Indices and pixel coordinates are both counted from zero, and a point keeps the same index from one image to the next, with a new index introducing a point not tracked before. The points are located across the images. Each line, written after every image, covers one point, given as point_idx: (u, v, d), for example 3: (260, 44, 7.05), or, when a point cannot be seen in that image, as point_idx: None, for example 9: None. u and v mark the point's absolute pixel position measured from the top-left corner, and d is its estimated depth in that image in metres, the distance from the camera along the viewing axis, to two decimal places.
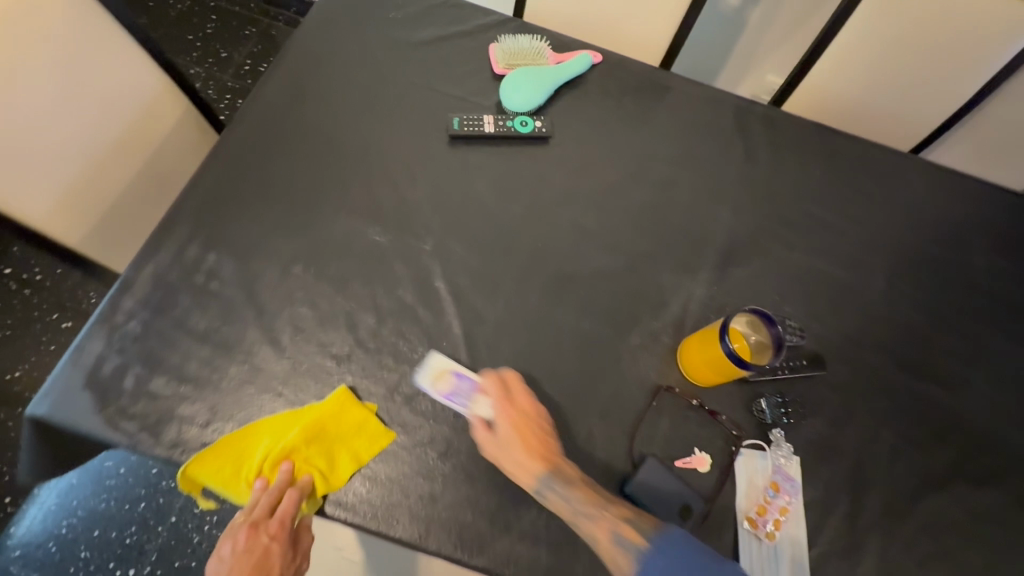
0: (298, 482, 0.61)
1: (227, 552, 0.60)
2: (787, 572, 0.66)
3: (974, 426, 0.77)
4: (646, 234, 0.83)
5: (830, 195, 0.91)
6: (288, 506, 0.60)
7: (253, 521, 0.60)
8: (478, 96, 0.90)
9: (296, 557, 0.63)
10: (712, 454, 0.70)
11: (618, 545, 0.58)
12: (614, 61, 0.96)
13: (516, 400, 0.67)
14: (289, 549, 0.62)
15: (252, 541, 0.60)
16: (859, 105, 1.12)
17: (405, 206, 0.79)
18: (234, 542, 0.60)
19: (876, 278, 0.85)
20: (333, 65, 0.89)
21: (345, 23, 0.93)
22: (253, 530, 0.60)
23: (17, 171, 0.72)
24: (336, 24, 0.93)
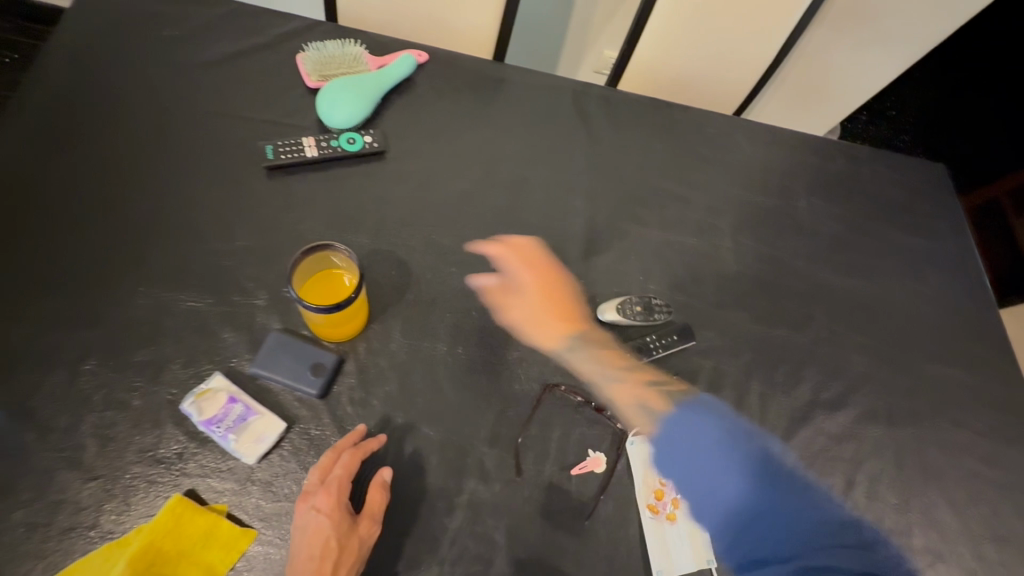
0: (352, 458, 0.59)
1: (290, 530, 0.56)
2: (689, 553, 0.67)
3: (823, 360, 0.85)
4: (505, 240, 0.79)
5: (674, 168, 0.93)
6: (341, 471, 0.58)
7: (305, 490, 0.57)
8: (293, 116, 0.78)
9: (360, 533, 0.57)
10: (606, 452, 0.70)
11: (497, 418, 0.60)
12: (442, 58, 0.90)
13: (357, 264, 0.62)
14: (348, 521, 0.56)
15: (304, 515, 0.56)
16: (683, 82, 1.20)
17: (222, 258, 0.68)
18: (294, 520, 0.56)
19: (725, 240, 0.90)
20: (102, 102, 0.74)
21: (105, 49, 0.77)
22: (304, 500, 0.56)
23: None
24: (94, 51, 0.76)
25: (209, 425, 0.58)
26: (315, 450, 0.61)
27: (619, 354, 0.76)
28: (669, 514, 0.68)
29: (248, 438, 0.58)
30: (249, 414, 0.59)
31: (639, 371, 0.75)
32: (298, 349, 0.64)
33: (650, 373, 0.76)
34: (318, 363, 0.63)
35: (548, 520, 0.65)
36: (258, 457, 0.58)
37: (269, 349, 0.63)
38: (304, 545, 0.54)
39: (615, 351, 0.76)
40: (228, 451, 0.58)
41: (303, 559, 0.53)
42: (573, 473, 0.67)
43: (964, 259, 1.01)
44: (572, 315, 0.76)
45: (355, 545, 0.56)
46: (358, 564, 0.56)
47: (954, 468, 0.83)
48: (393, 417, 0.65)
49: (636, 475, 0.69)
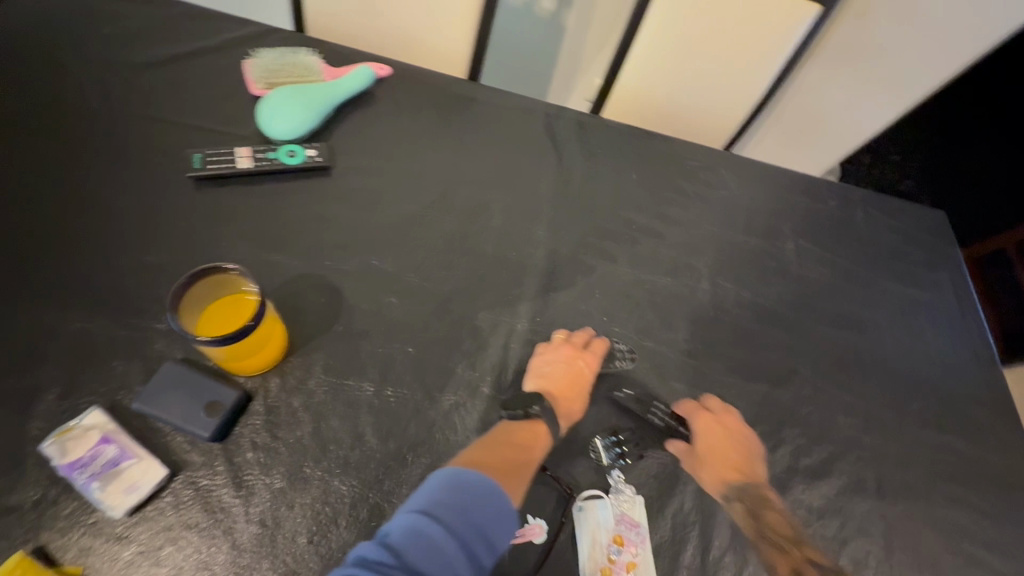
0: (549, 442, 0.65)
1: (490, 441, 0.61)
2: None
3: (805, 421, 0.76)
4: (454, 269, 0.72)
5: (650, 202, 0.87)
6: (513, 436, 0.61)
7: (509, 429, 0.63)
8: (231, 124, 0.72)
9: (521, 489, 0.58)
10: (548, 518, 0.61)
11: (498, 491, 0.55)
12: (405, 72, 0.85)
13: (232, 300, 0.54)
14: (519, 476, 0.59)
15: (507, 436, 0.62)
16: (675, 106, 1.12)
17: (129, 275, 0.61)
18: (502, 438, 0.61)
19: (701, 281, 0.82)
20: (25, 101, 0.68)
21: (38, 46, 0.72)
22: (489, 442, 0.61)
23: None
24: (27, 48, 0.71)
25: (70, 471, 0.50)
26: (200, 503, 0.52)
27: (771, 511, 0.68)
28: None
29: (120, 487, 0.50)
30: (124, 458, 0.51)
31: (785, 531, 0.68)
32: (194, 383, 0.55)
33: (794, 536, 0.68)
34: (215, 401, 0.55)
35: None
36: (128, 510, 0.50)
37: (158, 382, 0.55)
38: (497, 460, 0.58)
39: (770, 506, 0.69)
40: (92, 502, 0.50)
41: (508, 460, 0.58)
42: (507, 542, 0.58)
43: (963, 312, 0.94)
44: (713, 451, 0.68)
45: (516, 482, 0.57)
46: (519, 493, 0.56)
47: (952, 552, 0.73)
48: (299, 467, 0.56)
49: (581, 547, 0.60)
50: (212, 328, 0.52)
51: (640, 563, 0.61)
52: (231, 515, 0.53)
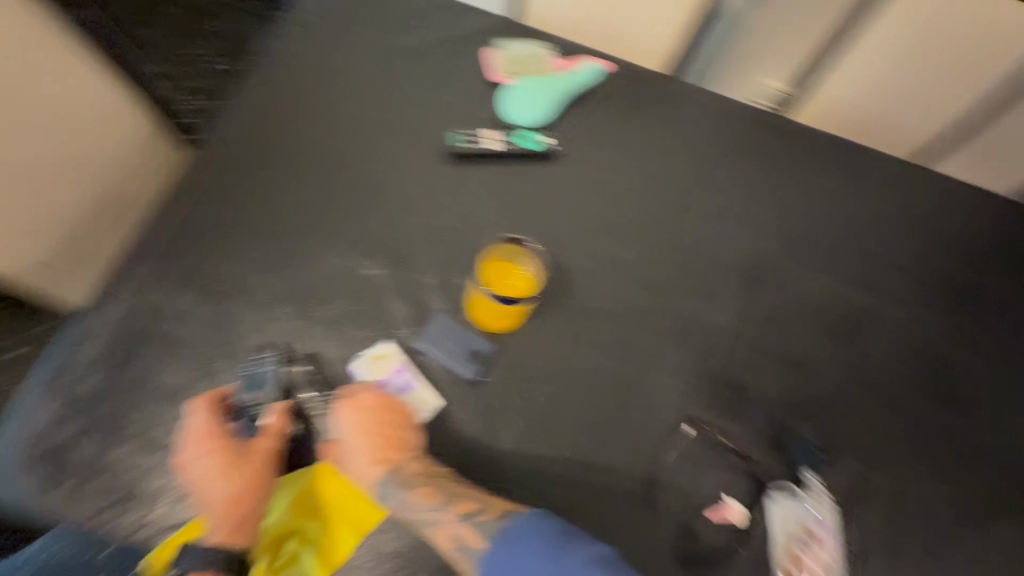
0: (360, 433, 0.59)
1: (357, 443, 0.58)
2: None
3: (1010, 458, 0.74)
4: (663, 260, 0.77)
5: (856, 212, 0.85)
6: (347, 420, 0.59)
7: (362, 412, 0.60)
8: (475, 107, 0.81)
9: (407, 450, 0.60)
10: (742, 501, 0.66)
11: (460, 550, 0.54)
12: (621, 65, 0.89)
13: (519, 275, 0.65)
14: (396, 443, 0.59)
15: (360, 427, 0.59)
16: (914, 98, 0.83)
17: (400, 234, 0.72)
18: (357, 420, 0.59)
19: (900, 301, 0.81)
20: (317, 72, 0.80)
21: (324, 24, 0.83)
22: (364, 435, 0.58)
23: None
24: (317, 26, 0.83)
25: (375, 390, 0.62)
26: (462, 433, 0.63)
27: None
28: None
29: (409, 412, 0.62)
30: (412, 385, 0.63)
31: None
32: (460, 333, 0.66)
33: None
34: (476, 350, 0.65)
35: (674, 554, 0.63)
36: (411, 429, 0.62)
37: (433, 328, 0.66)
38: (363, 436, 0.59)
39: None
40: None
41: (370, 436, 0.58)
42: (706, 515, 0.65)
43: None
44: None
45: (393, 436, 0.59)
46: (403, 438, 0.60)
47: None
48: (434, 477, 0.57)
49: (772, 533, 0.65)
50: (497, 284, 0.63)
51: (831, 559, 0.63)
52: (485, 445, 0.64)
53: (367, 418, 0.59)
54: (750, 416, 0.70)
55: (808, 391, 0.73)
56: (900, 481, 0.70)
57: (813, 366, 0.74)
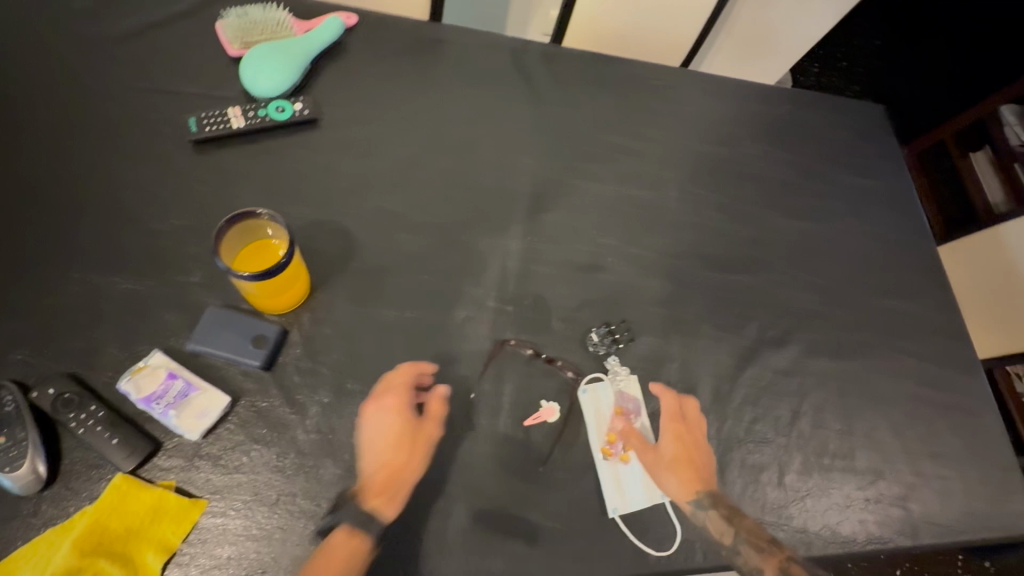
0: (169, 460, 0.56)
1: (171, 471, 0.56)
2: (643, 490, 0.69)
3: (770, 300, 0.88)
4: (449, 203, 0.78)
5: (619, 121, 0.93)
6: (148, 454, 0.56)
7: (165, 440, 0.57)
8: (215, 86, 0.75)
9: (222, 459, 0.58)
10: (560, 402, 0.71)
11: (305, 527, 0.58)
12: (372, 21, 0.87)
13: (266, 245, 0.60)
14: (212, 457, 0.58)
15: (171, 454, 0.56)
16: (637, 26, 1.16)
17: (153, 239, 0.66)
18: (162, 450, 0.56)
19: (671, 190, 0.91)
20: (16, 85, 0.70)
21: (15, 30, 0.73)
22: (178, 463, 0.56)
23: None
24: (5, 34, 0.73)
25: (148, 404, 0.57)
26: (264, 421, 0.61)
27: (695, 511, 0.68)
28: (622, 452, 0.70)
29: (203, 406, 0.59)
30: (191, 390, 0.59)
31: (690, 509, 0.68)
32: (238, 322, 0.62)
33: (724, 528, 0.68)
34: (259, 335, 0.62)
35: (506, 468, 0.66)
36: (202, 433, 0.58)
37: (206, 325, 0.62)
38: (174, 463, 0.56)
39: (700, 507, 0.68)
40: (170, 428, 0.57)
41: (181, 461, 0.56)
42: (527, 424, 0.69)
43: (901, 195, 1.05)
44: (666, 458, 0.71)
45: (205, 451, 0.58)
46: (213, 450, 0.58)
47: (895, 391, 0.87)
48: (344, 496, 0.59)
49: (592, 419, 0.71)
50: (246, 264, 0.58)
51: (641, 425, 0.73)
52: (292, 427, 0.61)
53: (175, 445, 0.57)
54: (556, 324, 0.76)
55: (603, 290, 0.80)
56: (690, 343, 0.80)
57: (604, 266, 0.81)
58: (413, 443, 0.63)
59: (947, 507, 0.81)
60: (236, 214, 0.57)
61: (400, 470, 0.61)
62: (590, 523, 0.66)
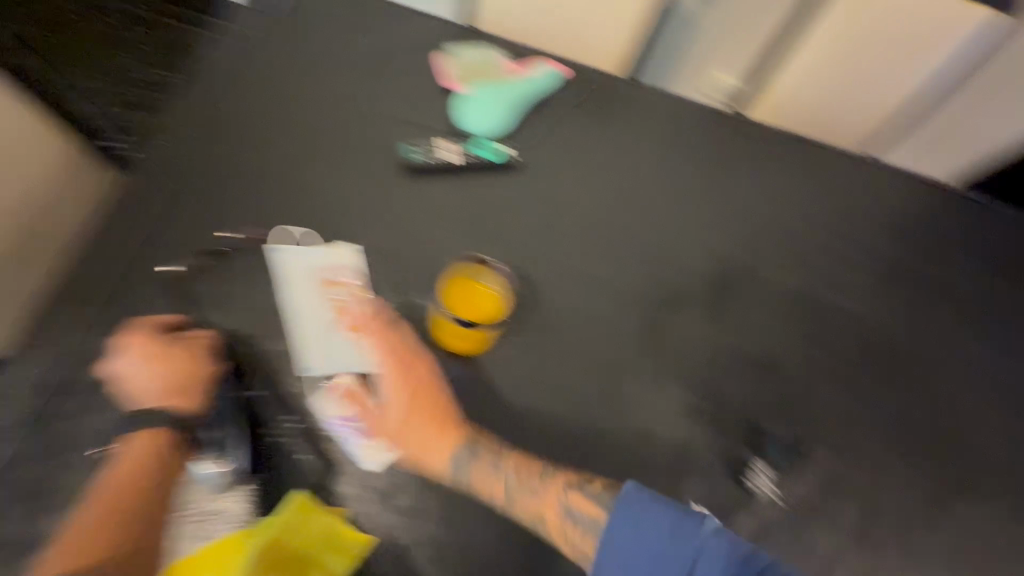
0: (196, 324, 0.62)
1: (139, 363, 0.59)
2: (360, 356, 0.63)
3: (983, 451, 0.74)
4: (631, 267, 0.75)
5: (824, 211, 0.85)
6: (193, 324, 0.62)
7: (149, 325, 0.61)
8: (429, 118, 0.78)
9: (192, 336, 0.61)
10: (722, 511, 0.65)
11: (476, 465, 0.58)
12: (577, 71, 0.87)
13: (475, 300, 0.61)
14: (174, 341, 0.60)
15: (129, 354, 0.59)
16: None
17: (356, 258, 0.68)
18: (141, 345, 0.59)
19: (862, 295, 0.83)
20: (261, 88, 0.75)
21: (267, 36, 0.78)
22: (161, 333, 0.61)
23: None
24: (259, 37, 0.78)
25: (340, 426, 0.59)
26: (431, 464, 0.60)
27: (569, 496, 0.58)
28: (339, 326, 0.63)
29: (314, 266, 0.66)
30: (379, 421, 0.60)
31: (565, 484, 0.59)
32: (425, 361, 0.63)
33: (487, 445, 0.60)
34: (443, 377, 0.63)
35: None
36: (381, 465, 0.59)
37: None
38: (146, 356, 0.59)
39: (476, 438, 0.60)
40: (353, 456, 0.59)
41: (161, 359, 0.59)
42: None
43: None
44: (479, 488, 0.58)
45: (187, 344, 0.61)
46: (178, 355, 0.60)
47: None
48: (294, 299, 0.64)
49: (299, 291, 0.64)
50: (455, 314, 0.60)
51: (362, 290, 0.65)
52: None
53: (157, 354, 0.59)
54: (727, 422, 0.69)
55: (780, 392, 0.73)
56: (870, 475, 0.71)
57: (785, 367, 0.74)
58: (177, 356, 0.60)
59: None
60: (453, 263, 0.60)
61: (189, 376, 0.59)
62: None
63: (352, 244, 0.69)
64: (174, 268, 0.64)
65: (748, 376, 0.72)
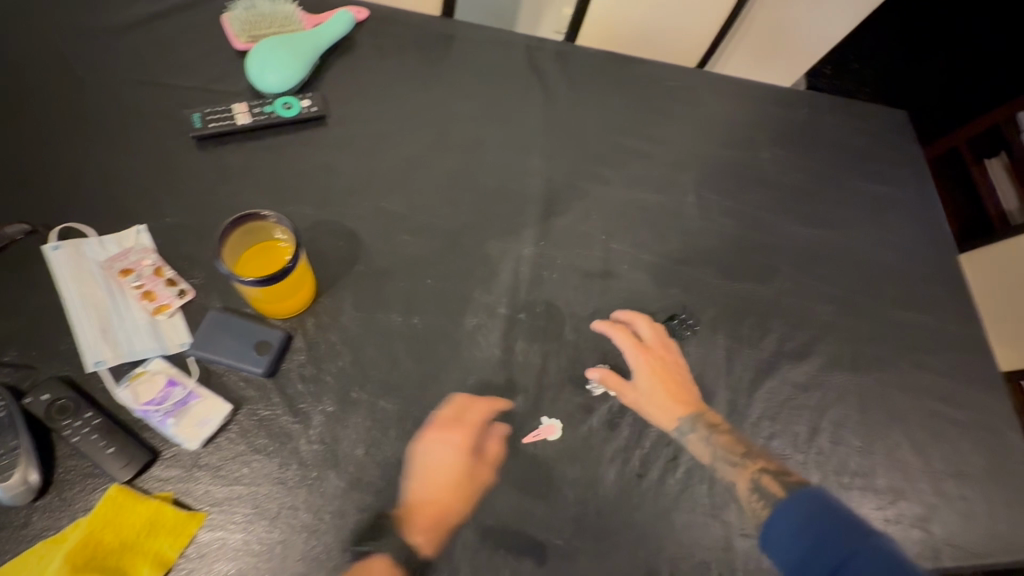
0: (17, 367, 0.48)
1: None
2: (165, 335, 0.59)
3: (788, 310, 0.85)
4: (459, 204, 0.76)
5: (634, 123, 0.91)
6: None
7: None
8: (219, 80, 0.73)
9: None
10: (572, 414, 0.69)
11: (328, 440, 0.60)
12: (382, 15, 0.85)
13: (273, 254, 0.57)
14: None
15: None
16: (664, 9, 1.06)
17: (150, 239, 0.63)
18: None
19: (687, 196, 0.88)
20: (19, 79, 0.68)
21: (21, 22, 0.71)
22: None
23: None
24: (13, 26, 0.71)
25: (149, 411, 0.55)
26: (264, 431, 0.58)
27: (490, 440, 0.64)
28: (140, 309, 0.59)
29: (99, 252, 0.60)
30: (191, 398, 0.56)
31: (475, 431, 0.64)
32: (240, 328, 0.60)
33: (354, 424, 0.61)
34: (263, 341, 0.60)
35: (514, 483, 0.64)
36: (202, 442, 0.56)
37: (205, 331, 0.59)
38: None
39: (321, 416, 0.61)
40: (170, 438, 0.55)
41: None
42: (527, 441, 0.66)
43: (928, 202, 1.00)
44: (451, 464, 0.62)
45: None
46: None
47: (920, 407, 0.84)
48: (72, 291, 0.58)
49: (82, 280, 0.59)
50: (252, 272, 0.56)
51: (161, 269, 0.61)
52: (295, 437, 0.59)
53: None
54: (568, 333, 0.73)
55: (617, 297, 0.77)
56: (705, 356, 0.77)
57: (619, 274, 0.79)
58: None
59: (972, 529, 0.77)
60: (235, 218, 0.55)
61: None
62: (600, 539, 0.64)
63: (136, 225, 0.63)
64: None
65: (584, 289, 0.76)
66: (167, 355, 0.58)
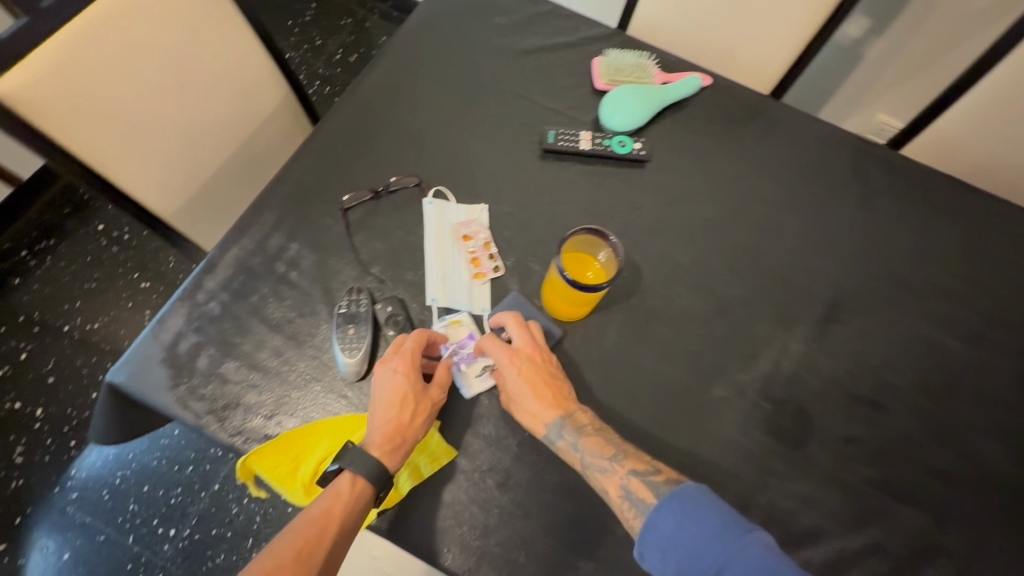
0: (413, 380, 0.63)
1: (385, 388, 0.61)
2: (474, 297, 0.71)
3: None
4: (741, 277, 0.76)
5: (958, 258, 0.80)
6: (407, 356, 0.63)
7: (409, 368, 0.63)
8: (574, 109, 0.85)
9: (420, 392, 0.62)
10: (798, 532, 0.63)
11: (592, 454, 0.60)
12: (722, 87, 0.90)
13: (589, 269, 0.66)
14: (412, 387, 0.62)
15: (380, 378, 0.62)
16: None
17: (487, 218, 0.76)
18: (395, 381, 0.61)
19: (1004, 359, 0.75)
20: (438, 67, 0.88)
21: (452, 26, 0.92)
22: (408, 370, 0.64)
23: (138, 148, 0.78)
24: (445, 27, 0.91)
25: (449, 352, 0.67)
26: None
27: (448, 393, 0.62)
28: (464, 269, 0.72)
29: (452, 215, 0.75)
30: (479, 354, 0.67)
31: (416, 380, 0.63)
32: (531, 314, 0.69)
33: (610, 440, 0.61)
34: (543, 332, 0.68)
35: None
36: (475, 394, 0.66)
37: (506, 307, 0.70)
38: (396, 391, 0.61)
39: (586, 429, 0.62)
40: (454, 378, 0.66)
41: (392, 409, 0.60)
42: None
43: None
44: (548, 385, 0.63)
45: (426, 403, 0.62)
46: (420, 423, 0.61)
47: None
48: (428, 236, 0.74)
49: (435, 231, 0.74)
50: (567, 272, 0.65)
51: (488, 243, 0.74)
52: None
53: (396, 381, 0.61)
54: (816, 447, 0.67)
55: (883, 435, 0.69)
56: (978, 549, 0.64)
57: (893, 411, 0.70)
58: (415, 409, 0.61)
59: None
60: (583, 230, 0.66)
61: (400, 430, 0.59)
62: None
63: (480, 203, 0.77)
64: (359, 197, 0.75)
65: (848, 410, 0.70)
66: (471, 313, 0.70)
